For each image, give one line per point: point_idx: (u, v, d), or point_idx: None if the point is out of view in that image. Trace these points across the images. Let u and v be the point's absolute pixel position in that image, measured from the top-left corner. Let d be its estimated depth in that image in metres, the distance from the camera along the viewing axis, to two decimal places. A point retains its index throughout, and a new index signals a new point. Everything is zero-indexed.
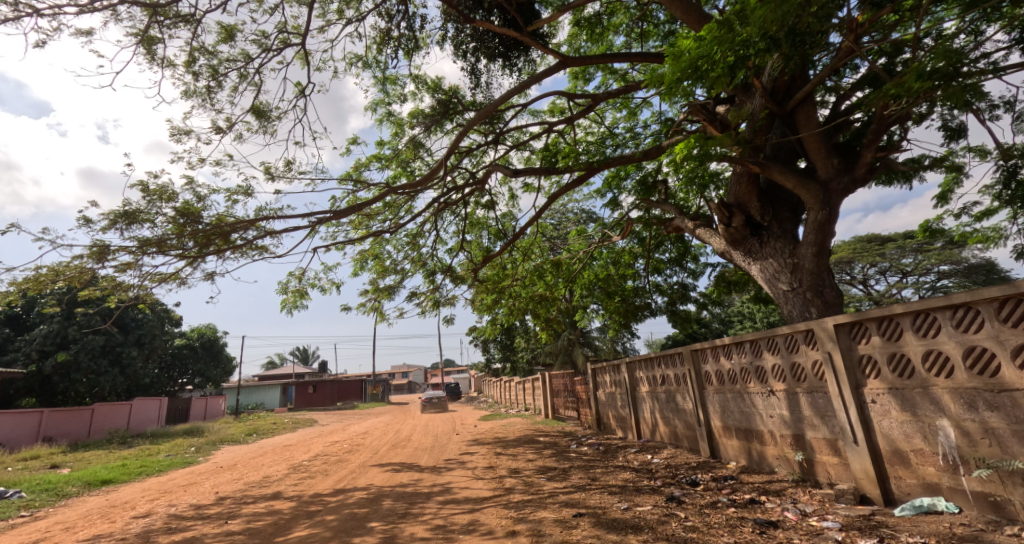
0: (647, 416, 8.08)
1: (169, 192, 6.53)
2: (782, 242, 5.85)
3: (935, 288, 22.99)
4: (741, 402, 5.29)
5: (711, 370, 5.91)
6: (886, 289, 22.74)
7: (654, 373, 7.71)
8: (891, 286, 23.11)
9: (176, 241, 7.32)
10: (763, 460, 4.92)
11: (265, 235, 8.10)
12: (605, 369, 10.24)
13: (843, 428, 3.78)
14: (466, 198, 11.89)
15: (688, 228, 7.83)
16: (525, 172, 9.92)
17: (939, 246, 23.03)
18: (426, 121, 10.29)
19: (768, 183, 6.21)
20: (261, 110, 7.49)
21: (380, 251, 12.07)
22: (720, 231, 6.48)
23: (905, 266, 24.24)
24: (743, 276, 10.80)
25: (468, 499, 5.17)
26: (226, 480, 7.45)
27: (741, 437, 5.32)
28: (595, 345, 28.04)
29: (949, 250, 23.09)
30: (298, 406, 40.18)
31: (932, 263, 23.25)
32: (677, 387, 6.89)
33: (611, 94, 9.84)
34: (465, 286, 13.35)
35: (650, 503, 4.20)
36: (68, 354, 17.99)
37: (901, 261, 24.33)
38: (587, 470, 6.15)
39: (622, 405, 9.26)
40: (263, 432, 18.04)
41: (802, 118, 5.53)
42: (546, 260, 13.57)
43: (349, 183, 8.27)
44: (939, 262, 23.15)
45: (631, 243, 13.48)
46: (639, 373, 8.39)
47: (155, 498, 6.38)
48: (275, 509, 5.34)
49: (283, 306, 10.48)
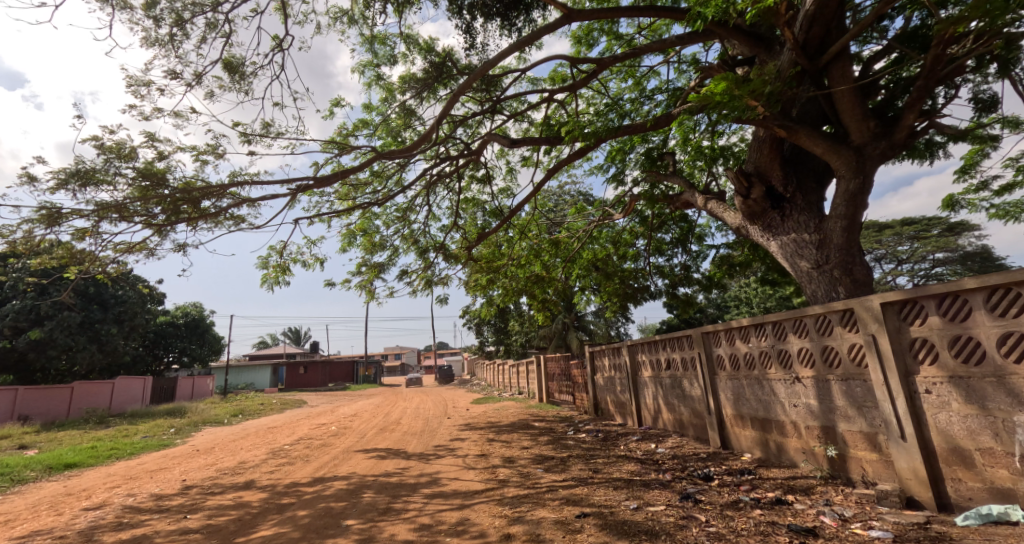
0: (649, 402, 7.65)
1: (127, 149, 5.90)
2: (807, 215, 5.30)
3: (930, 276, 22.83)
4: (759, 389, 4.81)
5: (725, 354, 5.42)
6: (882, 276, 22.60)
7: (659, 356, 7.24)
8: (887, 274, 22.96)
9: (138, 207, 6.66)
10: (784, 452, 4.45)
11: (239, 203, 7.48)
12: (603, 352, 9.79)
13: (887, 420, 3.29)
14: (460, 171, 11.29)
15: (696, 203, 7.33)
16: (523, 143, 9.30)
17: (936, 233, 22.80)
18: (417, 86, 9.63)
19: (791, 150, 5.63)
20: (233, 64, 6.76)
21: (369, 226, 11.50)
22: (737, 203, 5.91)
23: (901, 254, 23.97)
24: (750, 257, 10.31)
25: (457, 492, 4.69)
26: (197, 466, 6.95)
27: (758, 427, 4.84)
28: (589, 329, 27.89)
29: (945, 237, 22.87)
30: (289, 386, 39.81)
31: (928, 250, 22.99)
32: (685, 372, 6.42)
33: (617, 59, 9.14)
34: (459, 265, 12.83)
35: (663, 502, 3.72)
36: (43, 330, 17.27)
37: (897, 248, 24.06)
38: (587, 460, 5.69)
39: (622, 389, 8.83)
40: (249, 413, 17.61)
41: (836, 74, 4.90)
42: (543, 239, 13.04)
43: (332, 148, 7.58)
44: (935, 250, 22.88)
45: (632, 222, 12.96)
46: (641, 356, 7.92)
47: (116, 485, 5.86)
48: (243, 501, 4.85)
49: (264, 282, 9.92)
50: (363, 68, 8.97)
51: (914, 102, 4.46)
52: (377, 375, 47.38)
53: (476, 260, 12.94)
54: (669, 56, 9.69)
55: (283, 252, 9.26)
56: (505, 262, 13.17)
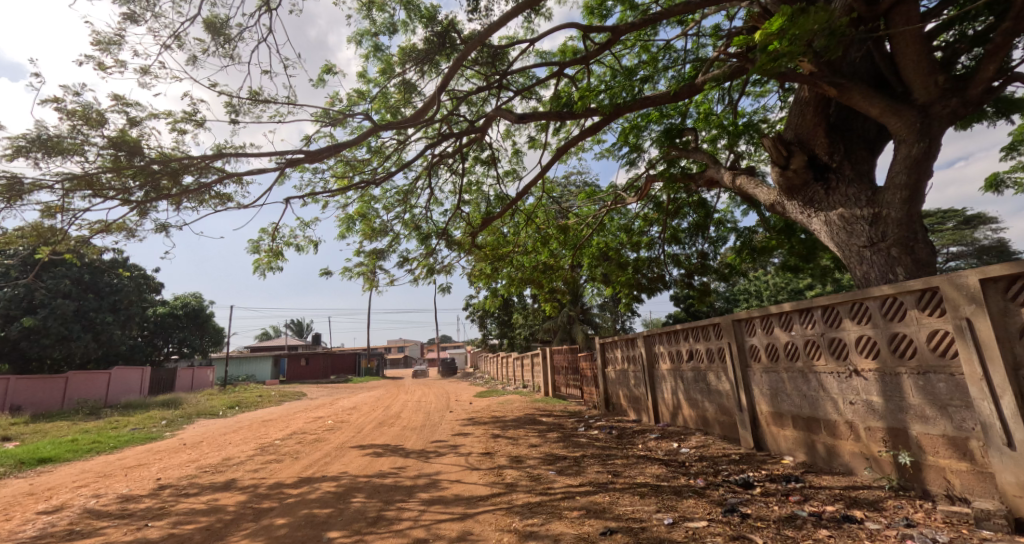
0: (667, 397, 7.07)
1: (95, 114, 5.29)
2: (857, 187, 4.65)
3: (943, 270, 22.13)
4: (803, 384, 4.20)
5: (760, 344, 4.80)
6: None
7: (679, 348, 6.65)
8: None
9: (113, 181, 6.09)
10: (835, 456, 3.84)
11: (224, 179, 6.88)
12: (616, 344, 9.21)
13: (985, 422, 2.68)
14: (463, 152, 10.72)
15: (722, 180, 6.69)
16: (531, 117, 8.52)
17: (951, 226, 22.04)
18: (419, 58, 9.00)
19: (838, 115, 4.97)
20: (215, 25, 6.15)
21: (367, 210, 10.93)
22: (773, 176, 5.26)
23: None
24: (772, 242, 9.69)
25: (459, 498, 4.11)
26: (177, 463, 6.42)
27: (801, 427, 4.22)
28: (594, 322, 27.33)
29: (961, 230, 22.13)
30: (291, 378, 39.51)
31: (943, 244, 22.22)
32: (710, 365, 5.82)
33: (634, 26, 8.31)
34: (462, 253, 12.27)
35: (704, 517, 3.11)
36: (36, 318, 16.78)
37: None
38: (603, 461, 5.10)
39: (636, 383, 8.26)
40: (247, 405, 17.14)
41: (898, 23, 4.23)
42: (551, 226, 12.43)
43: (325, 121, 6.97)
44: (950, 243, 22.14)
45: (646, 208, 12.33)
46: (659, 347, 7.34)
47: (83, 485, 5.32)
48: (218, 505, 4.30)
49: (255, 267, 9.40)
50: (361, 37, 8.36)
51: (996, 50, 3.81)
52: (380, 368, 46.97)
53: (480, 248, 12.35)
54: (688, 28, 9.02)
55: (275, 235, 8.72)
56: (510, 250, 12.59)
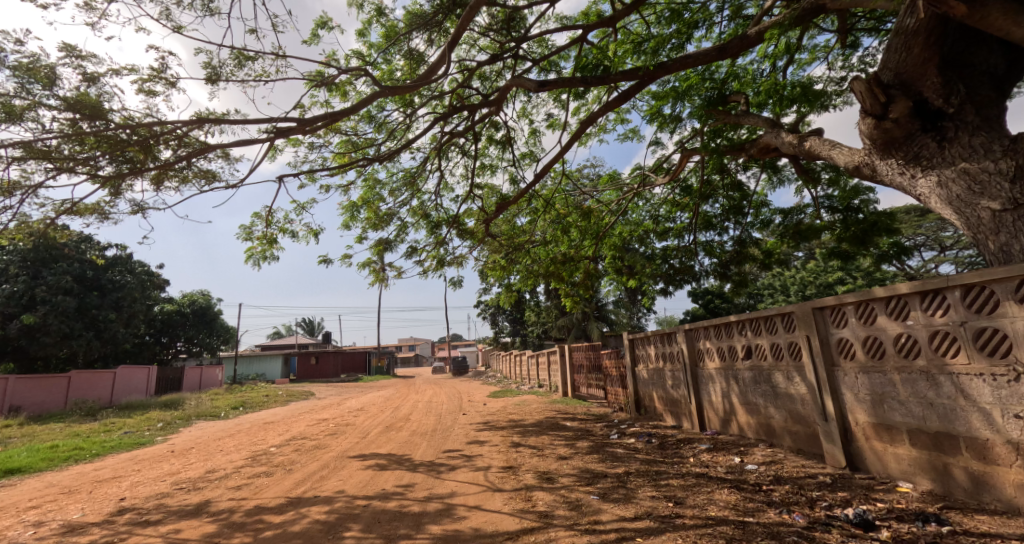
0: (716, 400, 6.09)
1: (43, 68, 4.47)
2: (986, 134, 3.57)
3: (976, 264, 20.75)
4: (928, 389, 3.17)
5: (856, 337, 3.77)
6: (926, 263, 20.62)
7: (733, 343, 5.65)
8: (930, 263, 20.97)
9: (74, 152, 5.26)
10: (989, 487, 2.83)
11: (206, 152, 6.06)
12: (648, 339, 8.25)
13: None
14: (474, 132, 9.83)
15: (781, 147, 5.68)
16: (552, 85, 7.50)
17: None
18: (424, 24, 8.09)
19: (952, 48, 3.87)
20: None
21: (372, 197, 10.07)
22: (863, 129, 4.17)
23: (945, 240, 21.88)
24: (821, 224, 8.62)
25: (480, 535, 3.19)
26: (153, 478, 5.59)
27: (925, 444, 3.22)
28: (609, 318, 26.36)
29: None
30: (301, 377, 39.06)
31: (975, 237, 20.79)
32: (778, 363, 4.81)
33: None
34: (474, 242, 11.38)
35: None
36: (35, 315, 16.06)
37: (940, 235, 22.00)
38: (654, 481, 4.14)
39: (675, 384, 7.29)
40: (251, 406, 16.48)
41: None
42: (570, 213, 11.46)
43: (319, 84, 6.10)
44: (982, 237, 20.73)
45: (674, 192, 11.31)
46: (705, 343, 6.36)
47: (33, 506, 4.49)
48: (177, 540, 3.42)
49: (249, 257, 8.67)
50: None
51: None
52: (390, 366, 46.39)
53: (494, 237, 11.46)
54: None
55: (269, 219, 7.98)
56: (527, 239, 11.69)
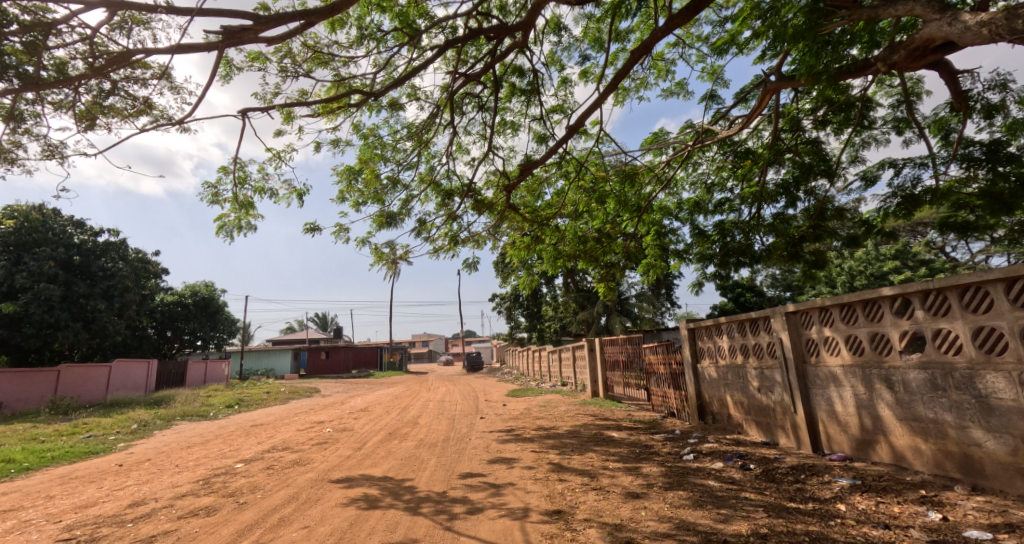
0: (844, 411, 4.27)
1: None
2: None
3: None
4: None
5: None
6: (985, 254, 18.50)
7: (884, 328, 3.82)
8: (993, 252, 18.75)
9: None
10: None
11: (127, 65, 4.42)
12: (718, 329, 6.48)
13: None
14: (494, 76, 8.10)
15: (958, 40, 3.77)
16: None
17: None
18: None
19: None
20: None
21: (371, 157, 8.38)
22: None
23: None
24: (948, 184, 6.63)
25: None
26: (51, 515, 3.98)
27: None
28: (633, 313, 24.45)
29: None
30: (310, 372, 37.85)
31: None
32: (996, 361, 2.97)
33: None
34: (492, 217, 9.67)
35: None
36: (15, 305, 14.76)
37: None
38: None
39: (763, 387, 5.50)
40: (247, 404, 15.03)
41: None
42: (605, 181, 9.66)
43: None
44: None
45: (731, 156, 9.42)
46: (821, 331, 4.55)
47: None
48: None
49: (220, 228, 7.17)
50: None
51: None
52: (402, 363, 45.23)
53: (516, 210, 9.77)
54: None
55: (239, 174, 6.40)
56: (555, 213, 9.96)
